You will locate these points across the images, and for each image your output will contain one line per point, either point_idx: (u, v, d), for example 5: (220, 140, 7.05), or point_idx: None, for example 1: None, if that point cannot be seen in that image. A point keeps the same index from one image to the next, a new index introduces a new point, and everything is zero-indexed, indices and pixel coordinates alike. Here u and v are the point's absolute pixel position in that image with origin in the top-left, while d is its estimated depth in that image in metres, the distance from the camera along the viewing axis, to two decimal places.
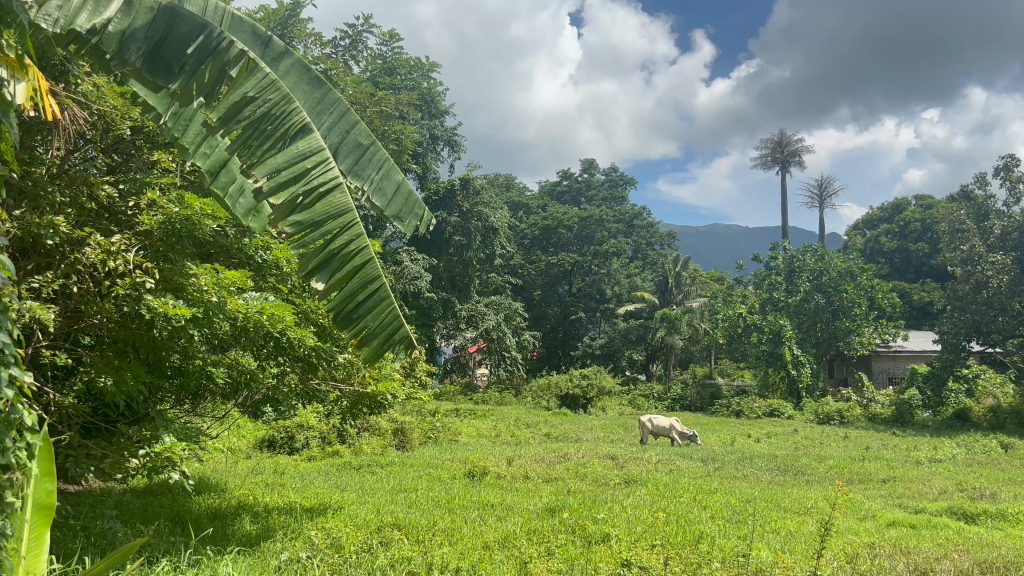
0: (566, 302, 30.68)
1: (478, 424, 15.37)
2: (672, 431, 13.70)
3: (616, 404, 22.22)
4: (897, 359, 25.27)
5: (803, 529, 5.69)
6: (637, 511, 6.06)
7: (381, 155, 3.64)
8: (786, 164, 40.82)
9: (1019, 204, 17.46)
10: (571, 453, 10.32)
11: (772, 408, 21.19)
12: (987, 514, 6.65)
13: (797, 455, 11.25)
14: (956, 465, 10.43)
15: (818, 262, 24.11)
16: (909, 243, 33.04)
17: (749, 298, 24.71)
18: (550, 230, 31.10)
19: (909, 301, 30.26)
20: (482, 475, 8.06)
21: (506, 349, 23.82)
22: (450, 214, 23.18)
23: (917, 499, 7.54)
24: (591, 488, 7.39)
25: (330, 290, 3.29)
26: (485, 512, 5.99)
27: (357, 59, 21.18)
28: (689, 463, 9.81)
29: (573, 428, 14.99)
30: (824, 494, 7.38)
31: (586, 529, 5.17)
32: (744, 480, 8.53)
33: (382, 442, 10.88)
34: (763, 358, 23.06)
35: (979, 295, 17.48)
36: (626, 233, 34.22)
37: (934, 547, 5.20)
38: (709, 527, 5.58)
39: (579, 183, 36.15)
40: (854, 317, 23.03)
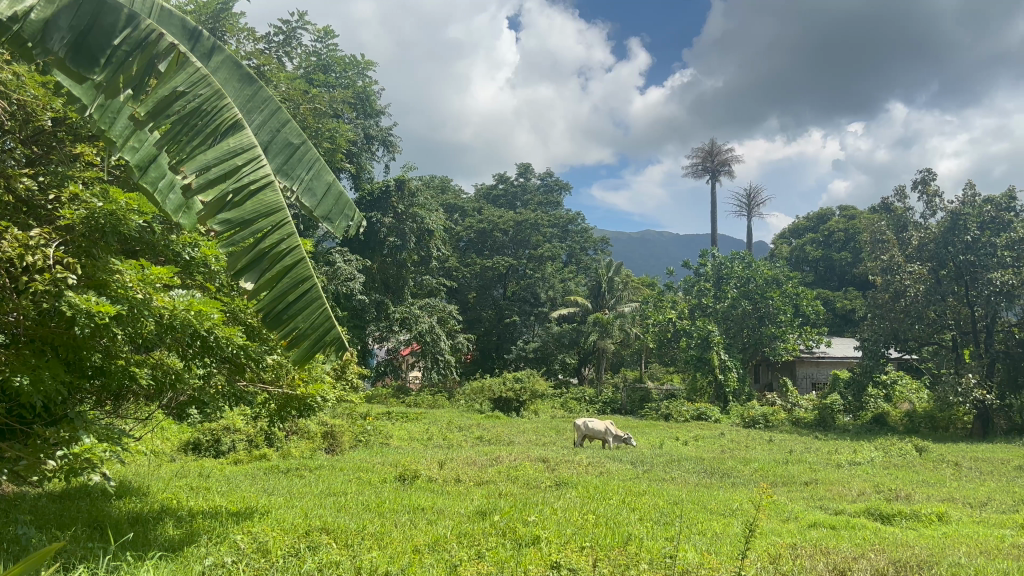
0: (499, 305, 30.72)
1: (410, 426, 15.28)
2: (606, 434, 13.81)
3: (548, 408, 22.34)
4: (821, 364, 25.99)
5: (729, 530, 5.81)
6: (567, 514, 6.13)
7: (311, 155, 3.60)
8: (716, 173, 41.67)
9: (935, 217, 18.14)
10: (503, 456, 10.34)
11: (700, 412, 21.57)
12: (902, 514, 6.90)
13: (723, 458, 11.48)
14: (874, 468, 10.80)
15: (746, 269, 24.69)
16: (833, 253, 34.07)
17: (678, 304, 25.10)
18: (485, 233, 31.11)
19: (832, 308, 31.23)
20: (413, 477, 8.02)
21: (439, 351, 23.80)
22: (385, 215, 23.00)
23: (836, 501, 7.80)
24: (523, 491, 7.42)
25: (259, 290, 3.21)
26: (415, 515, 5.96)
27: (290, 56, 20.86)
28: (619, 466, 9.93)
29: (506, 431, 15.02)
30: (749, 496, 7.57)
31: (517, 531, 5.20)
32: (672, 483, 8.68)
33: (311, 445, 10.73)
34: (691, 364, 23.47)
35: (898, 304, 18.11)
36: (561, 237, 34.46)
37: (852, 547, 5.37)
38: (638, 529, 5.68)
39: (515, 187, 36.25)
40: (779, 323, 23.67)
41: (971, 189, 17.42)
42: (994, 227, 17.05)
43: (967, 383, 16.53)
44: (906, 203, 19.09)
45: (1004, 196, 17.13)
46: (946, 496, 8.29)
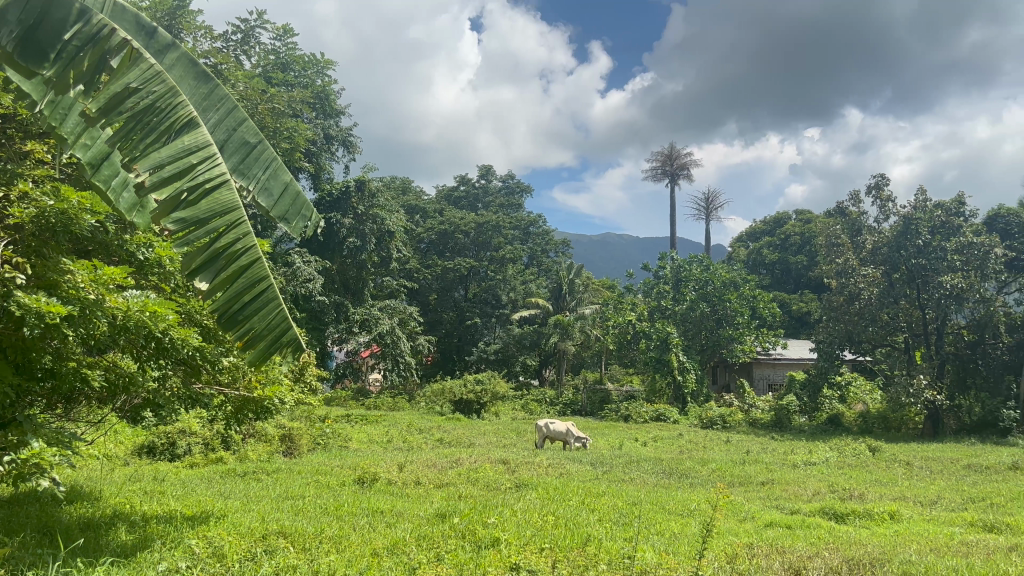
0: (460, 307, 30.67)
1: (370, 429, 15.20)
2: (567, 435, 13.83)
3: (508, 410, 22.36)
4: (777, 366, 26.41)
5: (686, 531, 5.85)
6: (527, 515, 6.11)
7: (268, 154, 3.56)
8: (675, 177, 42.08)
9: (888, 221, 18.51)
10: (463, 458, 10.32)
11: (659, 413, 21.75)
12: (856, 513, 7.00)
13: (681, 459, 11.59)
14: (828, 468, 10.97)
15: (704, 272, 24.96)
16: (789, 256, 34.59)
17: (638, 306, 25.25)
18: (447, 235, 31.04)
19: (788, 311, 31.69)
20: (372, 481, 7.97)
21: (400, 353, 23.72)
22: (345, 216, 22.83)
23: (791, 501, 7.90)
24: (482, 493, 7.40)
25: (214, 290, 3.16)
26: (374, 518, 5.93)
27: (248, 55, 20.62)
28: (579, 467, 9.97)
29: (465, 433, 15.01)
30: (706, 497, 7.63)
31: (476, 532, 5.19)
32: (631, 483, 8.73)
33: (269, 448, 10.62)
34: (651, 365, 23.52)
35: (852, 306, 18.40)
36: (522, 239, 34.49)
37: (807, 547, 5.44)
38: (596, 529, 5.70)
39: (477, 189, 36.19)
40: (736, 325, 24.03)
41: (923, 194, 17.81)
42: (944, 231, 17.42)
43: (918, 384, 16.87)
44: (860, 208, 19.45)
45: (954, 201, 17.53)
46: (899, 495, 8.45)
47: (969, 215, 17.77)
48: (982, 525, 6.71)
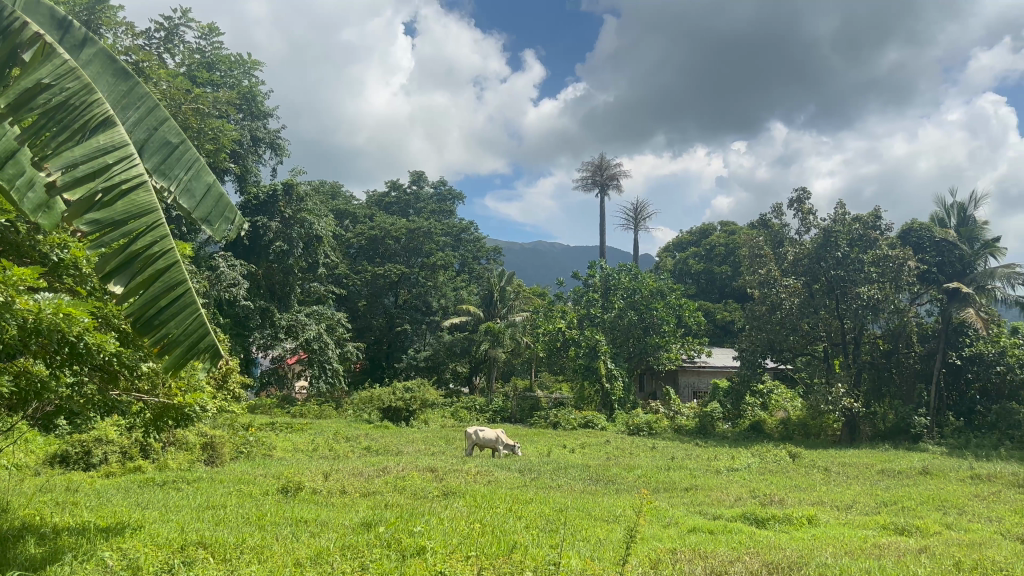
0: (390, 313, 30.40)
1: (295, 437, 14.94)
2: (496, 442, 13.82)
3: (438, 417, 22.26)
4: (701, 374, 26.98)
5: (611, 536, 5.94)
6: (454, 523, 6.09)
7: (191, 155, 3.47)
8: (604, 187, 42.61)
9: (809, 234, 19.06)
10: (390, 466, 10.23)
11: (587, 420, 21.95)
12: (775, 518, 7.16)
13: (607, 465, 11.72)
14: (750, 474, 11.23)
15: (632, 280, 25.32)
16: (714, 266, 35.39)
17: (567, 314, 25.36)
18: (376, 240, 30.72)
19: (712, 320, 32.37)
20: (296, 489, 7.82)
21: (328, 360, 23.46)
22: (271, 220, 22.39)
23: (714, 506, 8.05)
24: (409, 501, 7.34)
25: (129, 296, 3.04)
26: (298, 528, 5.83)
27: (172, 54, 20.13)
28: (507, 474, 10.00)
29: (393, 441, 14.88)
30: (631, 502, 7.72)
31: (402, 541, 5.14)
32: (558, 490, 8.77)
33: (190, 457, 10.36)
34: (580, 372, 23.69)
35: (774, 316, 18.88)
36: (454, 246, 34.37)
37: (729, 551, 5.56)
38: (523, 536, 5.72)
39: (408, 195, 35.95)
40: (663, 333, 24.51)
41: (842, 208, 18.40)
42: (862, 244, 18.01)
43: (836, 392, 17.39)
44: (782, 220, 19.99)
45: (871, 215, 18.16)
46: (816, 500, 8.69)
47: (884, 228, 18.45)
48: (895, 527, 6.96)
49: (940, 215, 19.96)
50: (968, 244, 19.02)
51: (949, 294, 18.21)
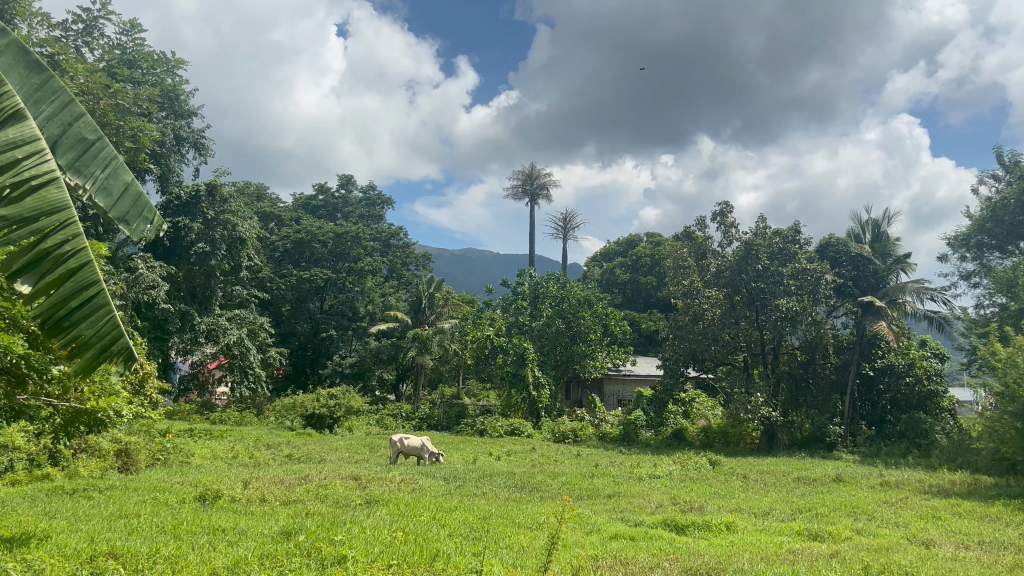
0: (315, 319, 29.93)
1: (214, 444, 14.57)
2: (422, 450, 13.71)
3: (362, 424, 21.95)
4: (626, 383, 27.36)
5: (534, 543, 5.96)
6: (376, 532, 6.02)
7: (108, 153, 3.37)
8: (534, 196, 42.89)
9: (731, 247, 19.50)
10: (312, 474, 10.05)
11: (513, 427, 22.00)
12: (695, 525, 7.29)
13: (532, 473, 11.79)
14: (671, 481, 11.43)
15: (560, 289, 25.50)
16: (640, 277, 35.95)
17: (495, 321, 25.33)
18: (302, 244, 30.21)
19: (638, 329, 32.86)
20: (214, 497, 7.62)
21: (249, 365, 22.95)
22: (193, 221, 21.83)
23: (636, 513, 8.16)
24: (330, 510, 7.22)
25: (38, 295, 2.88)
26: (214, 537, 5.68)
27: (91, 48, 19.51)
28: (431, 482, 9.93)
29: (316, 449, 14.64)
30: (554, 510, 7.75)
31: (323, 550, 5.04)
32: (482, 498, 8.76)
33: (103, 464, 9.98)
34: (507, 380, 23.67)
35: (697, 326, 19.19)
36: (382, 252, 34.08)
37: (649, 557, 5.65)
38: (445, 544, 5.69)
39: (336, 199, 35.48)
40: (589, 342, 24.78)
41: (762, 222, 18.89)
42: (781, 257, 18.54)
43: (755, 401, 17.82)
44: (706, 233, 20.38)
45: (790, 230, 18.69)
46: (735, 507, 8.88)
47: (803, 243, 19.00)
48: (809, 534, 7.16)
49: (856, 231, 20.63)
50: (881, 259, 19.75)
51: (863, 308, 18.88)
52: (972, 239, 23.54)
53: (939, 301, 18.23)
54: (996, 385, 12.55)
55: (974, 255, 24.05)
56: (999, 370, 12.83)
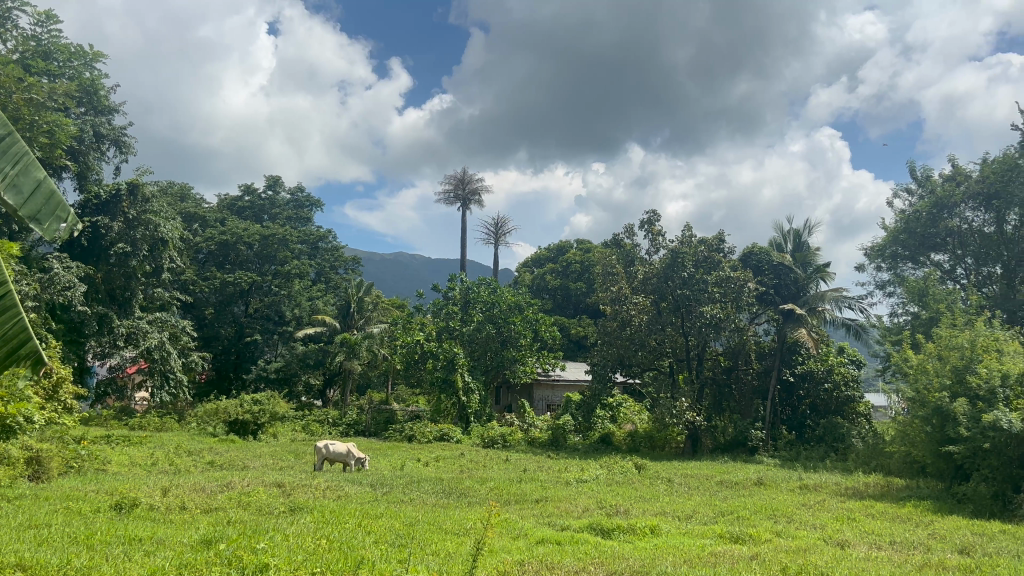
0: (240, 322, 29.43)
1: (132, 451, 14.12)
2: (347, 456, 13.54)
3: (287, 430, 21.53)
4: (555, 388, 27.56)
5: (460, 549, 5.93)
6: (298, 540, 5.92)
7: (16, 150, 3.27)
8: (465, 202, 42.86)
9: (658, 254, 19.82)
10: (235, 481, 9.83)
11: (442, 433, 21.91)
12: (620, 528, 7.38)
13: (460, 478, 11.73)
14: (597, 485, 11.54)
15: (491, 294, 25.51)
16: (569, 283, 36.30)
17: (425, 326, 25.11)
18: (227, 246, 29.50)
19: (567, 335, 33.13)
20: (131, 506, 7.39)
21: (171, 370, 22.54)
22: (113, 220, 21.13)
23: (563, 517, 8.22)
24: (253, 517, 7.08)
25: None
26: (130, 547, 5.52)
27: (4, 39, 18.78)
28: (357, 488, 9.81)
29: (239, 455, 14.32)
30: (480, 515, 7.74)
31: (243, 558, 4.92)
32: (409, 504, 8.69)
33: (11, 472, 9.54)
34: (436, 385, 23.59)
35: (624, 331, 19.39)
36: (310, 255, 33.63)
37: (574, 561, 5.70)
38: (371, 552, 5.63)
39: (263, 200, 34.78)
40: (519, 347, 24.93)
41: (688, 231, 19.24)
42: (706, 265, 18.94)
43: (680, 405, 18.16)
44: (634, 240, 20.65)
45: (715, 239, 19.10)
46: (659, 510, 9.03)
47: (727, 251, 19.43)
48: (730, 536, 7.31)
49: (778, 240, 21.21)
50: (802, 268, 20.34)
51: (783, 315, 19.45)
52: (887, 249, 24.41)
53: (855, 309, 18.87)
54: (908, 391, 13.06)
55: (889, 266, 24.91)
56: (911, 376, 13.33)
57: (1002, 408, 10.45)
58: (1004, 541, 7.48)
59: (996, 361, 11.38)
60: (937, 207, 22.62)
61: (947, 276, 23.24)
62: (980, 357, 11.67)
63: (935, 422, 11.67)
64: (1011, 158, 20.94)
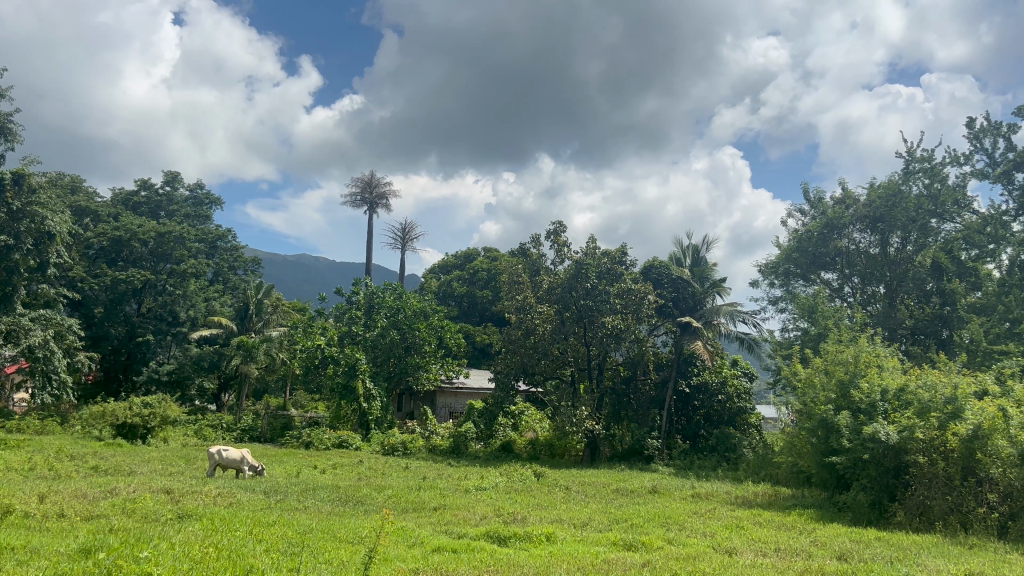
0: (132, 322, 28.10)
1: (8, 455, 13.34)
2: (242, 462, 13.15)
3: (179, 435, 20.78)
4: (458, 395, 27.47)
5: (354, 558, 5.86)
6: (186, 548, 5.74)
7: None
8: (372, 205, 42.40)
9: (563, 264, 20.05)
10: (119, 488, 9.39)
11: (341, 440, 21.56)
12: (516, 536, 7.43)
13: (358, 485, 11.58)
14: (496, 493, 11.55)
15: (396, 300, 25.33)
16: (475, 290, 36.41)
17: (327, 331, 24.68)
18: (120, 242, 28.22)
19: (472, 342, 33.21)
20: (4, 514, 6.98)
21: (54, 371, 21.37)
22: None
23: (459, 525, 8.21)
24: (137, 525, 6.82)
25: None
26: (1, 557, 5.22)
27: None
28: (250, 496, 9.54)
29: (125, 461, 13.71)
30: (376, 523, 7.68)
31: (125, 566, 4.74)
32: (304, 512, 8.53)
33: None
34: (337, 391, 23.10)
35: (528, 340, 19.42)
36: (209, 254, 32.66)
37: (471, 570, 5.70)
38: (261, 561, 5.51)
39: (160, 196, 33.52)
40: (423, 354, 24.85)
41: (592, 242, 19.55)
42: (609, 277, 19.33)
43: (580, 414, 18.42)
44: (540, 250, 20.82)
45: (618, 251, 19.49)
46: (556, 518, 9.11)
47: (629, 264, 19.84)
48: (623, 543, 7.46)
49: (678, 254, 21.79)
50: (699, 282, 20.98)
51: (681, 328, 20.01)
52: (780, 267, 25.35)
53: (749, 323, 19.54)
54: (796, 404, 13.60)
55: (782, 282, 25.89)
56: (799, 389, 13.90)
57: (881, 421, 11.01)
58: (879, 548, 7.85)
59: (877, 375, 12.00)
60: (827, 228, 23.66)
61: (835, 294, 24.31)
62: (863, 373, 12.27)
63: (821, 434, 12.21)
64: (894, 184, 22.17)
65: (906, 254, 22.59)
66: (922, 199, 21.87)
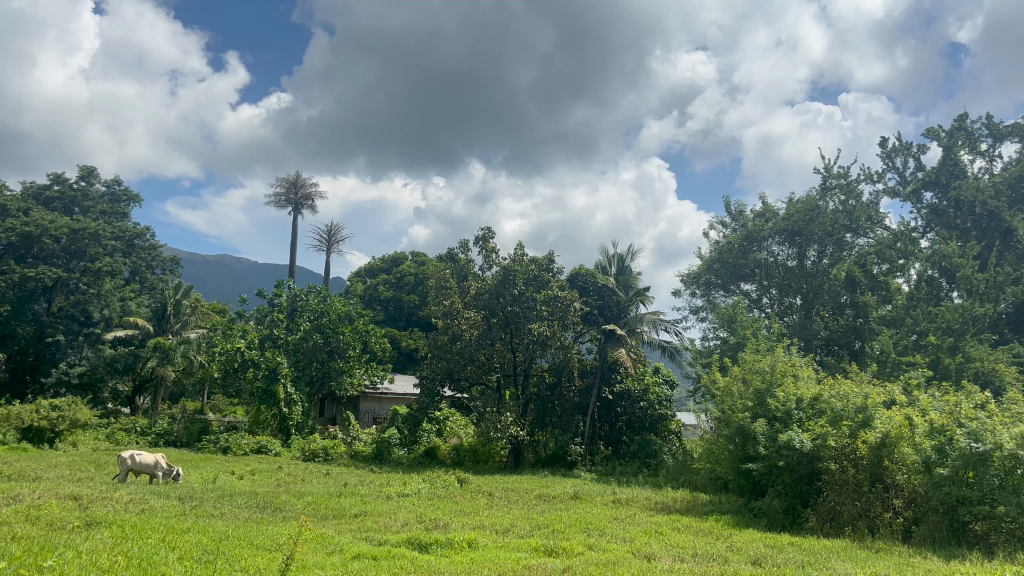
0: (41, 321, 26.97)
1: None
2: (155, 467, 12.76)
3: (89, 440, 20.01)
4: (382, 401, 27.49)
5: (270, 565, 5.75)
6: (94, 557, 5.54)
7: None
8: (297, 206, 41.76)
9: (491, 270, 20.06)
10: (23, 494, 8.97)
11: (260, 445, 21.11)
12: (438, 542, 7.39)
13: (277, 492, 11.37)
14: (418, 499, 11.47)
15: (320, 303, 24.97)
16: (402, 294, 36.14)
17: (248, 333, 24.15)
18: (30, 238, 27.10)
19: (398, 347, 32.98)
20: None
21: None
22: None
23: (380, 532, 8.12)
24: (42, 533, 6.54)
25: None
26: None
27: None
28: (163, 502, 9.26)
29: (31, 466, 13.14)
30: (295, 530, 7.55)
31: None
32: (219, 519, 8.33)
33: None
34: (256, 396, 22.63)
35: (454, 345, 19.34)
36: (125, 252, 31.62)
37: None
38: (174, 569, 5.35)
39: (74, 190, 32.33)
40: (347, 358, 24.53)
41: (520, 249, 19.61)
42: (535, 284, 19.44)
43: (505, 420, 18.46)
44: (467, 255, 20.78)
45: (545, 258, 19.61)
46: (478, 524, 9.09)
47: (556, 271, 19.97)
48: (545, 549, 7.49)
49: (603, 263, 22.03)
50: (624, 291, 21.25)
51: (605, 335, 20.21)
52: (702, 277, 25.88)
53: (671, 332, 19.88)
54: (715, 411, 13.91)
55: (703, 292, 26.44)
56: (718, 397, 14.21)
57: (796, 428, 11.32)
58: (793, 552, 8.06)
59: (792, 385, 12.32)
60: (748, 240, 24.27)
61: (754, 305, 24.94)
62: (779, 381, 12.60)
63: (738, 441, 12.51)
64: (812, 199, 22.88)
65: (822, 267, 23.30)
66: (837, 215, 22.77)
